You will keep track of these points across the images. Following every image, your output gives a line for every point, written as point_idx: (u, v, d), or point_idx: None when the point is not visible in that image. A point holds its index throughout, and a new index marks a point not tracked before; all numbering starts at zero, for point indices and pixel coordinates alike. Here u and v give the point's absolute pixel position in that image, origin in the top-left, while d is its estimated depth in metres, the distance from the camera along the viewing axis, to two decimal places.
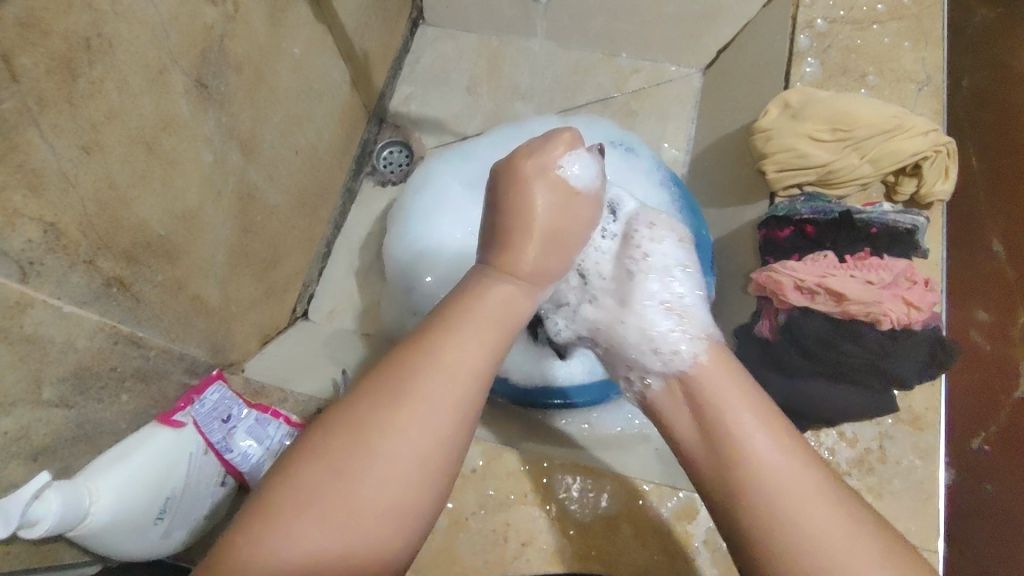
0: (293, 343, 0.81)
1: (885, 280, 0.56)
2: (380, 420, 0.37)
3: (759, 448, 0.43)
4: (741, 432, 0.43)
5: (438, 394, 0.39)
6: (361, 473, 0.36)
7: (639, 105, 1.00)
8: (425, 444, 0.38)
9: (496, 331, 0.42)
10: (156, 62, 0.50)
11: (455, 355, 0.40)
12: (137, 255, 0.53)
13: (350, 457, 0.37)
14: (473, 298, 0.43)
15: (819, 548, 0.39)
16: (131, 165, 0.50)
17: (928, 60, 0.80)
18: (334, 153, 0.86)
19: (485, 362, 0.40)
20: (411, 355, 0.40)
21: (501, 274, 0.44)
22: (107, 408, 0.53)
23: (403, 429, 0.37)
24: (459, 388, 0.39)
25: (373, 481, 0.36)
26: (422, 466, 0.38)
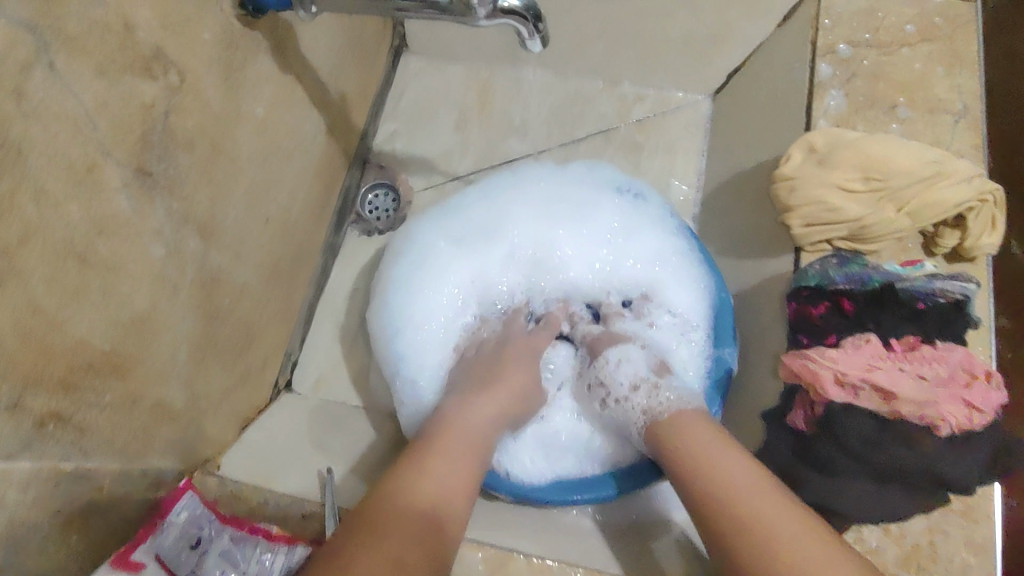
0: (275, 424, 0.73)
1: (940, 376, 0.49)
2: (380, 506, 0.49)
3: (724, 467, 0.53)
4: (713, 458, 0.54)
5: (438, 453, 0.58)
6: (378, 532, 0.47)
7: (643, 137, 0.93)
8: (418, 521, 0.49)
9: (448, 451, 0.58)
10: (83, 160, 0.42)
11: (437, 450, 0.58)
12: (76, 380, 0.45)
13: (376, 520, 0.48)
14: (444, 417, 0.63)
15: (772, 540, 0.46)
16: (61, 283, 0.42)
17: (964, 87, 0.71)
18: (311, 210, 0.79)
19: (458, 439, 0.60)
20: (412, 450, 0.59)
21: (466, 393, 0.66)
22: (52, 557, 0.46)
23: (398, 514, 0.49)
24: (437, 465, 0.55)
25: (390, 535, 0.47)
26: (428, 520, 0.49)
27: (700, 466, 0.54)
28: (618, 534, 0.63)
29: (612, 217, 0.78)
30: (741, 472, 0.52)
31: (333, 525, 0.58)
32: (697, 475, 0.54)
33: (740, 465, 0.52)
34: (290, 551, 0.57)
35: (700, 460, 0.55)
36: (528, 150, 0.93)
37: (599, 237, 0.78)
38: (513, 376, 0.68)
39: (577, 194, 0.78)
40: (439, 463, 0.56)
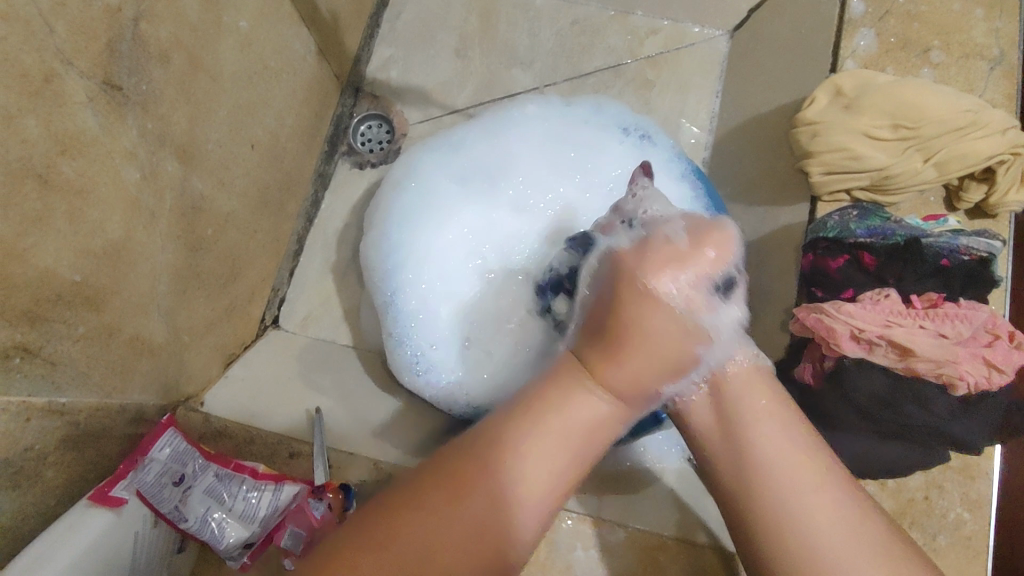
0: (261, 360, 0.71)
1: (963, 335, 0.48)
2: (433, 523, 0.37)
3: (790, 495, 0.39)
4: (785, 468, 0.40)
5: (532, 472, 0.39)
6: (388, 563, 0.36)
7: (655, 73, 0.88)
8: (459, 554, 0.36)
9: (582, 446, 0.41)
10: (38, 67, 0.38)
11: (537, 456, 0.39)
12: (44, 313, 0.42)
13: (396, 535, 0.36)
14: (563, 396, 0.41)
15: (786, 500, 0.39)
16: (20, 206, 0.38)
17: (1003, 32, 0.65)
18: (301, 136, 0.74)
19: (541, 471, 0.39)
20: (513, 429, 0.39)
21: (596, 378, 0.41)
22: (25, 495, 0.44)
23: (441, 544, 0.36)
24: (545, 470, 0.39)
25: (412, 568, 0.36)
26: (490, 530, 0.37)
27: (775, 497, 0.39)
28: (613, 481, 0.62)
29: (619, 161, 0.75)
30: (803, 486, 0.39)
31: (322, 473, 0.57)
32: (758, 509, 0.40)
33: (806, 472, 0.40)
34: (278, 489, 0.56)
35: (758, 461, 0.40)
36: (533, 83, 0.88)
37: (604, 181, 0.74)
38: (658, 314, 0.41)
39: (584, 137, 0.75)
40: (494, 514, 0.37)
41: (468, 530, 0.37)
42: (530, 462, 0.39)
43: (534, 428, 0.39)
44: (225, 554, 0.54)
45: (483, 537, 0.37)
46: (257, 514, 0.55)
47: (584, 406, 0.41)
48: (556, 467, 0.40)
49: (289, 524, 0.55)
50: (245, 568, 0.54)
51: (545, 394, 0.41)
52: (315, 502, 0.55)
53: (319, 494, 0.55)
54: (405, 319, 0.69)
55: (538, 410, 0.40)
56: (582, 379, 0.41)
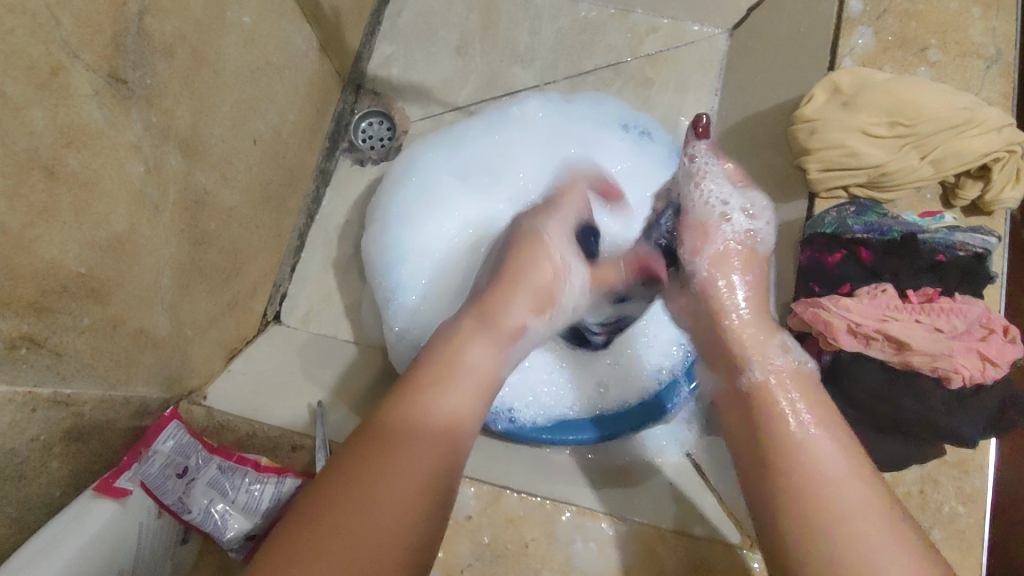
0: (262, 355, 0.71)
1: (957, 329, 0.49)
2: (373, 469, 0.38)
3: (843, 514, 0.39)
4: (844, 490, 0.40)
5: (443, 412, 0.43)
6: (357, 522, 0.36)
7: (655, 71, 0.88)
8: (402, 497, 0.38)
9: (483, 384, 0.46)
10: (45, 60, 0.38)
11: (446, 403, 0.43)
12: (49, 304, 0.42)
13: (357, 482, 0.37)
14: (463, 346, 0.47)
15: (841, 517, 0.39)
16: (26, 197, 0.39)
17: (999, 31, 0.65)
18: (302, 132, 0.75)
19: (461, 399, 0.44)
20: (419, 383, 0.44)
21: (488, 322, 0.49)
22: (31, 486, 0.45)
23: (384, 488, 0.38)
24: (458, 402, 0.44)
25: (373, 521, 0.36)
26: (423, 475, 0.40)
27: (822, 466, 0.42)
28: (616, 474, 0.63)
29: (619, 158, 0.76)
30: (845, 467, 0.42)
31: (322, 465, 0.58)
32: (812, 530, 0.40)
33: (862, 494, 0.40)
34: (279, 482, 0.56)
35: (814, 479, 0.41)
36: (533, 80, 0.88)
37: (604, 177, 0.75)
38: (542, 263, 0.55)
39: (584, 133, 0.76)
40: (422, 455, 0.40)
41: (402, 475, 0.39)
42: (445, 398, 0.43)
43: (439, 375, 0.44)
44: (228, 546, 0.54)
45: (416, 479, 0.39)
46: (259, 506, 0.55)
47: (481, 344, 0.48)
48: (467, 404, 0.45)
49: None
50: (247, 559, 0.55)
51: (446, 348, 0.47)
52: None
53: None
54: (404, 316, 0.70)
55: (447, 364, 0.45)
56: (476, 328, 0.48)
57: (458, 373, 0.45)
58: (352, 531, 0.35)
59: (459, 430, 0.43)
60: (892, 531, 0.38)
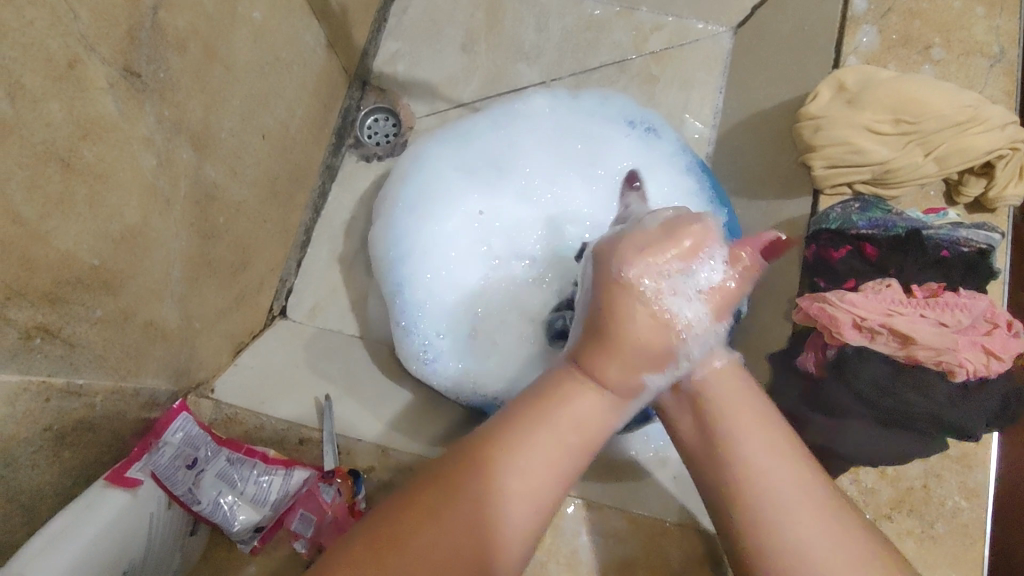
0: (269, 349, 0.71)
1: (962, 324, 0.49)
2: (425, 527, 0.39)
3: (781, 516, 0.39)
4: (776, 488, 0.40)
5: (526, 479, 0.41)
6: (389, 571, 0.37)
7: (659, 69, 0.89)
8: (450, 555, 0.38)
9: (573, 447, 0.42)
10: (63, 53, 0.38)
11: (525, 466, 0.41)
12: (64, 295, 0.43)
13: (403, 541, 0.38)
14: (560, 395, 0.44)
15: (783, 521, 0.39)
16: (43, 188, 0.39)
17: (1003, 29, 0.66)
18: (309, 128, 0.75)
19: (578, 436, 0.43)
20: (502, 445, 0.41)
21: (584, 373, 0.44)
22: (44, 474, 0.45)
23: (431, 543, 0.38)
24: (544, 472, 0.41)
25: (407, 573, 0.37)
26: (480, 538, 0.39)
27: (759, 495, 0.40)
28: (616, 469, 0.63)
29: (624, 154, 0.76)
30: (791, 493, 0.40)
31: (331, 460, 0.58)
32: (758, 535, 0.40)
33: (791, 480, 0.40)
34: (288, 474, 0.57)
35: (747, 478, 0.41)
36: (538, 78, 0.89)
37: (610, 173, 0.75)
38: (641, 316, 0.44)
39: (590, 129, 0.76)
40: (494, 515, 0.40)
41: (454, 534, 0.39)
42: (525, 460, 0.41)
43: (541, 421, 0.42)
44: (237, 538, 0.54)
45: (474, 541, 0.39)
46: (268, 497, 0.56)
47: (585, 400, 0.43)
48: (547, 477, 0.41)
49: (301, 507, 0.56)
50: (255, 551, 0.55)
51: (548, 392, 0.44)
52: (325, 487, 0.55)
53: (329, 478, 0.56)
54: (411, 311, 0.71)
55: (544, 414, 0.42)
56: (578, 377, 0.44)
57: (565, 418, 0.43)
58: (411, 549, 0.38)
59: (539, 505, 0.41)
60: (828, 541, 0.38)
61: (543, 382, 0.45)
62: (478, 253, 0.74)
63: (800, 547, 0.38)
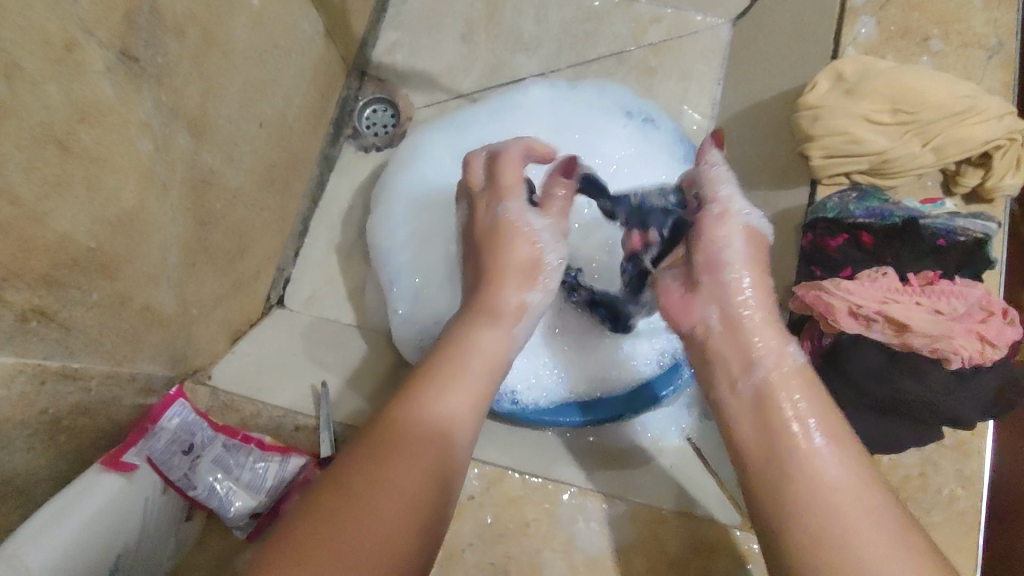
0: (266, 337, 0.71)
1: (957, 312, 0.49)
2: (369, 467, 0.39)
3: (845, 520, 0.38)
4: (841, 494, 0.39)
5: (446, 412, 0.43)
6: (358, 509, 0.37)
7: (658, 61, 0.89)
8: (409, 489, 0.39)
9: (483, 386, 0.46)
10: (61, 34, 0.38)
11: (445, 405, 0.43)
12: (60, 278, 0.43)
13: (378, 474, 0.39)
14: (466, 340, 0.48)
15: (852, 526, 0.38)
16: (41, 170, 0.39)
17: (1002, 21, 0.66)
18: (307, 116, 0.75)
19: (481, 361, 0.47)
20: (410, 395, 0.43)
21: (487, 314, 0.49)
22: (39, 458, 0.45)
23: (390, 477, 0.39)
24: (466, 397, 0.44)
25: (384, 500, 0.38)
26: (427, 476, 0.40)
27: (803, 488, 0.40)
28: (612, 459, 0.63)
29: (621, 144, 0.75)
30: (854, 503, 0.39)
31: (328, 447, 0.59)
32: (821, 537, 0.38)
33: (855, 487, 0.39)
34: (284, 461, 0.56)
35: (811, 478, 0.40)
36: (537, 69, 0.89)
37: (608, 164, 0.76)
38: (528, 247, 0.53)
39: (588, 120, 0.76)
40: (431, 441, 0.41)
41: (401, 473, 0.39)
42: (447, 398, 0.44)
43: (460, 363, 0.46)
44: (232, 524, 0.55)
45: (426, 471, 0.40)
46: (264, 484, 0.55)
47: (486, 340, 0.48)
48: (470, 402, 0.44)
49: (296, 494, 0.56)
50: (250, 537, 0.55)
51: (454, 340, 0.48)
52: (321, 473, 0.56)
53: (326, 465, 0.57)
54: (408, 300, 0.71)
55: (452, 365, 0.45)
56: (485, 319, 0.49)
57: (470, 351, 0.47)
58: (382, 478, 0.38)
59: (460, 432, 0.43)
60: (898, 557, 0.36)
61: (449, 340, 0.48)
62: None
63: (867, 551, 0.37)
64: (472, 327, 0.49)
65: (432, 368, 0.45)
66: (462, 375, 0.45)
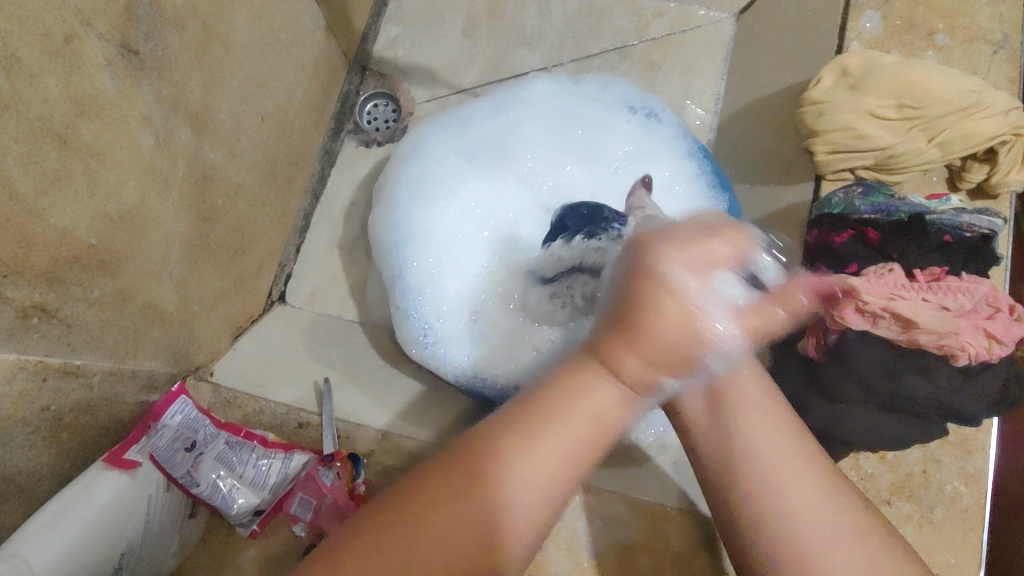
0: (268, 333, 0.71)
1: (964, 308, 0.49)
2: (416, 517, 0.36)
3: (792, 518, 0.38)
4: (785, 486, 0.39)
5: (525, 473, 0.37)
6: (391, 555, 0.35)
7: (661, 56, 0.88)
8: (453, 548, 0.36)
9: (588, 442, 0.38)
10: (60, 27, 0.38)
11: (523, 465, 0.37)
12: (62, 274, 0.42)
13: (419, 523, 0.36)
14: (569, 397, 0.38)
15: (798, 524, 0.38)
16: (40, 165, 0.39)
17: (1008, 16, 0.65)
18: (308, 111, 0.74)
19: (591, 425, 0.38)
20: (498, 435, 0.38)
21: (602, 361, 0.38)
22: (41, 456, 0.45)
23: (428, 533, 0.36)
24: (541, 473, 0.37)
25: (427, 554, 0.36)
26: (478, 533, 0.36)
27: (755, 486, 0.40)
28: (616, 456, 0.62)
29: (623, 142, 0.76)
30: (797, 495, 0.39)
31: (330, 445, 0.58)
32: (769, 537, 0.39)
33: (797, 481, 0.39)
34: (287, 458, 0.57)
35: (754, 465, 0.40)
36: (539, 63, 0.88)
37: (609, 163, 0.76)
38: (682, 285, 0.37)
39: (591, 116, 0.76)
40: (503, 503, 0.37)
41: (443, 532, 0.36)
42: (524, 464, 0.37)
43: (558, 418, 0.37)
44: (235, 522, 0.54)
45: (471, 539, 0.36)
46: (268, 480, 0.55)
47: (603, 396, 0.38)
48: (556, 473, 0.37)
49: (300, 491, 0.56)
50: (253, 535, 0.54)
51: (560, 382, 0.38)
52: (323, 471, 0.55)
53: (328, 463, 0.56)
54: (412, 296, 0.70)
55: (545, 415, 0.38)
56: (597, 367, 0.38)
57: (580, 409, 0.37)
58: (423, 531, 0.36)
59: (532, 522, 0.38)
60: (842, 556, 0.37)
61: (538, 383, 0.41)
62: (478, 237, 0.74)
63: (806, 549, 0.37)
64: (586, 384, 0.38)
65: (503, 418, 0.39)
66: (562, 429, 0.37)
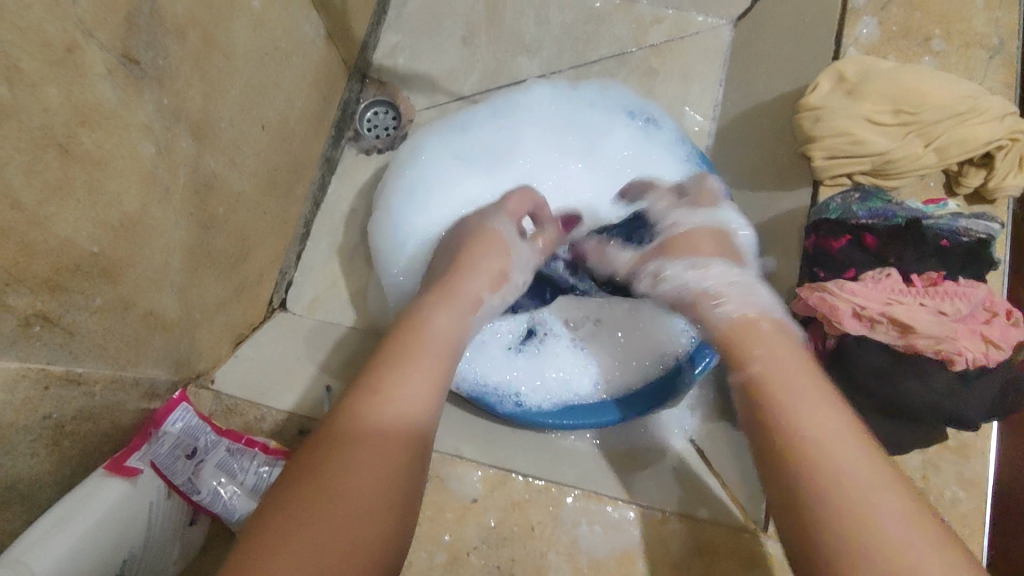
0: (269, 340, 0.71)
1: (961, 312, 0.49)
2: (334, 455, 0.39)
3: (865, 499, 0.37)
4: (850, 466, 0.39)
5: (405, 400, 0.44)
6: (331, 496, 0.37)
7: (659, 62, 0.89)
8: (374, 470, 0.39)
9: (441, 364, 0.48)
10: (61, 38, 0.38)
11: (400, 392, 0.44)
12: (64, 282, 0.43)
13: (333, 456, 0.39)
14: (421, 327, 0.50)
15: (876, 505, 0.37)
16: (42, 174, 0.39)
17: (1003, 21, 0.65)
18: (309, 119, 0.75)
19: (446, 323, 0.52)
20: (370, 383, 0.44)
21: (444, 298, 0.54)
22: (43, 462, 0.45)
23: (355, 464, 0.39)
24: (422, 384, 0.45)
25: (353, 486, 0.38)
26: (386, 454, 0.40)
27: (829, 481, 0.38)
28: (616, 462, 0.62)
29: (622, 145, 0.77)
30: (861, 474, 0.38)
31: None
32: (842, 517, 0.37)
33: (858, 463, 0.39)
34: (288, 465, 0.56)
35: (813, 445, 0.40)
36: (538, 70, 0.89)
37: (609, 165, 0.77)
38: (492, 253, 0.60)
39: (590, 120, 0.77)
40: (392, 431, 0.41)
41: (364, 462, 0.39)
42: (400, 390, 0.44)
43: (417, 346, 0.48)
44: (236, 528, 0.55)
45: (381, 471, 0.39)
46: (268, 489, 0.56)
47: (442, 318, 0.52)
48: (425, 391, 0.45)
49: None
50: None
51: (401, 333, 0.50)
52: None
53: None
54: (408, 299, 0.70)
55: (408, 346, 0.48)
56: (438, 306, 0.53)
57: (421, 337, 0.49)
58: (346, 464, 0.38)
59: (420, 419, 0.44)
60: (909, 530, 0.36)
61: (405, 323, 0.51)
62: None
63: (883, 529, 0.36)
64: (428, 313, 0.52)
65: (372, 367, 0.45)
66: (422, 352, 0.47)
